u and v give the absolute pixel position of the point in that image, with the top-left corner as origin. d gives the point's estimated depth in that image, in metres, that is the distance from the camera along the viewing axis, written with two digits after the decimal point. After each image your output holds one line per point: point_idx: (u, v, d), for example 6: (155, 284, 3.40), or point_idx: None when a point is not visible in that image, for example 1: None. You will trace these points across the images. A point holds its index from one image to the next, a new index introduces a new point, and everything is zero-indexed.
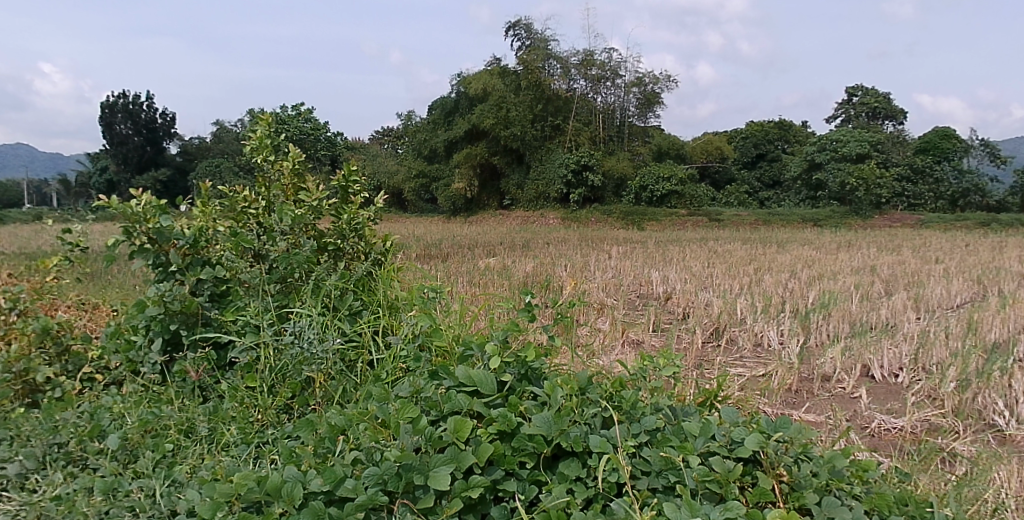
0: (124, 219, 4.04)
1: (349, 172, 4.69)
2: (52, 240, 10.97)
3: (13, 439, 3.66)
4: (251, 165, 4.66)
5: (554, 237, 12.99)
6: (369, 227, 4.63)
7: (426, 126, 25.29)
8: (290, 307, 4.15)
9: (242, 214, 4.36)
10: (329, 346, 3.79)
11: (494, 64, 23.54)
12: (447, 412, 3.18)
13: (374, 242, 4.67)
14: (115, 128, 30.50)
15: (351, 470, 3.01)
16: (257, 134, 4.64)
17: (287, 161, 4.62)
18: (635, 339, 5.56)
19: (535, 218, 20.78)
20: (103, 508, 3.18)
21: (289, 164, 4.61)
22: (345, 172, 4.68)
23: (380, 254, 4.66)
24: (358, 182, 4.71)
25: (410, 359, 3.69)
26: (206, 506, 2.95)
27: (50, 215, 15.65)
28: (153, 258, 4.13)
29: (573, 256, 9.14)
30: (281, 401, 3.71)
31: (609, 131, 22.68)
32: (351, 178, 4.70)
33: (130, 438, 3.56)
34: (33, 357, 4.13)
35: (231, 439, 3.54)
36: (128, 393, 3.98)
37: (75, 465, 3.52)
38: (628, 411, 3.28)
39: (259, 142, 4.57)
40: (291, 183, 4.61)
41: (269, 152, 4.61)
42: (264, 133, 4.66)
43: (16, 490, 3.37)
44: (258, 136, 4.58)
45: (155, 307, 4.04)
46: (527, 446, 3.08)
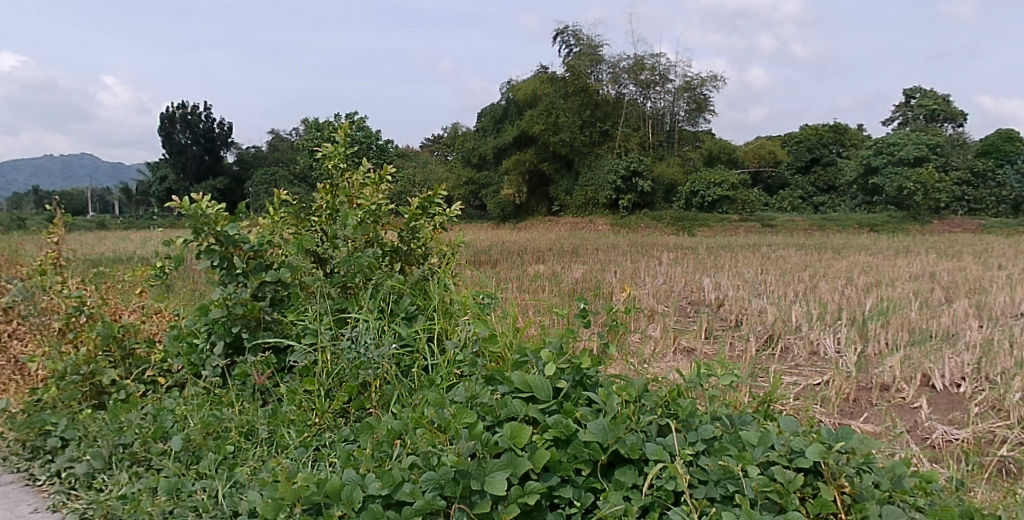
0: (193, 221, 4.13)
1: (432, 192, 4.71)
2: (120, 245, 11.38)
3: (82, 439, 3.84)
4: (324, 174, 4.78)
5: (604, 242, 12.97)
6: (432, 232, 4.66)
7: (475, 133, 25.48)
8: (348, 312, 4.19)
9: (302, 223, 4.53)
10: (385, 352, 3.81)
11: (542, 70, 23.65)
12: (503, 417, 3.19)
13: (435, 247, 4.70)
14: (174, 138, 31.45)
15: (409, 474, 3.02)
16: (332, 147, 4.74)
17: (354, 176, 4.69)
18: (688, 346, 5.51)
19: (584, 225, 20.76)
20: (167, 508, 3.26)
21: (357, 176, 4.68)
22: (435, 190, 4.69)
23: (444, 259, 4.64)
24: (440, 198, 4.70)
25: (466, 364, 3.70)
26: (268, 507, 2.99)
27: (119, 231, 16.25)
28: (220, 259, 4.20)
29: (622, 262, 9.10)
30: (338, 406, 3.75)
31: (659, 135, 22.60)
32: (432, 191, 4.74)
33: (192, 440, 3.64)
34: (100, 360, 4.28)
35: (290, 441, 3.60)
36: (190, 396, 4.10)
37: (140, 464, 3.61)
38: (686, 419, 3.22)
39: (334, 151, 4.71)
40: (370, 183, 4.65)
41: (344, 163, 4.72)
42: (342, 147, 4.75)
43: (85, 489, 3.53)
44: (333, 148, 4.70)
45: (218, 310, 4.17)
46: (583, 453, 3.06)
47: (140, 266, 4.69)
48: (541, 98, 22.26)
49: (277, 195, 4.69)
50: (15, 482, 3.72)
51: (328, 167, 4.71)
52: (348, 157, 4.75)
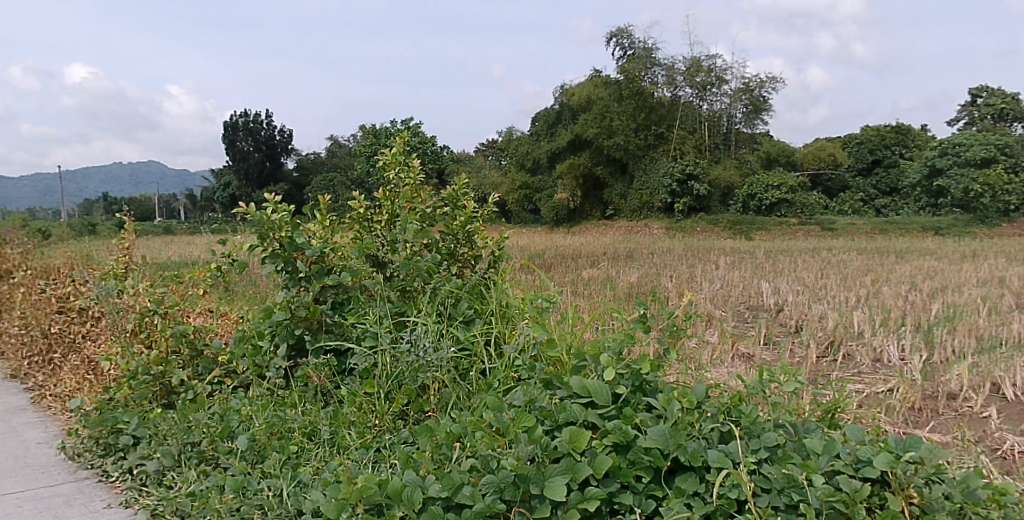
0: (259, 227, 4.26)
1: (460, 187, 4.74)
2: (186, 250, 11.74)
3: (152, 437, 3.97)
4: (378, 177, 4.84)
5: (660, 246, 12.86)
6: (480, 231, 4.70)
7: (528, 138, 25.61)
8: (407, 315, 4.26)
9: (362, 229, 4.54)
10: (444, 355, 3.83)
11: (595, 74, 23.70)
12: (562, 422, 3.19)
13: (482, 247, 4.71)
14: (237, 145, 32.47)
15: (468, 477, 3.03)
16: (389, 153, 4.82)
17: (405, 180, 4.72)
18: (746, 352, 5.42)
19: (639, 229, 20.64)
20: (234, 505, 3.34)
21: (409, 179, 4.71)
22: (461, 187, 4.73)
23: (492, 257, 4.70)
24: (467, 195, 4.73)
25: (524, 368, 3.69)
26: (331, 506, 3.04)
27: (187, 238, 16.82)
28: (284, 264, 4.33)
29: (679, 267, 9.00)
30: (397, 408, 3.80)
31: (715, 138, 22.27)
32: (460, 191, 4.74)
33: (258, 440, 3.73)
34: (170, 362, 4.42)
35: (351, 443, 3.66)
36: (255, 396, 4.21)
37: (207, 463, 3.72)
38: (748, 427, 3.17)
39: (391, 154, 4.77)
40: (411, 188, 4.70)
41: (401, 168, 4.75)
42: (397, 150, 4.81)
43: (156, 485, 3.65)
44: (391, 152, 4.78)
45: (281, 312, 4.28)
46: (643, 459, 3.04)
47: (202, 266, 4.83)
48: (595, 102, 22.37)
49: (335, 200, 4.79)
50: (91, 478, 3.88)
51: (384, 172, 4.76)
52: (405, 163, 4.78)
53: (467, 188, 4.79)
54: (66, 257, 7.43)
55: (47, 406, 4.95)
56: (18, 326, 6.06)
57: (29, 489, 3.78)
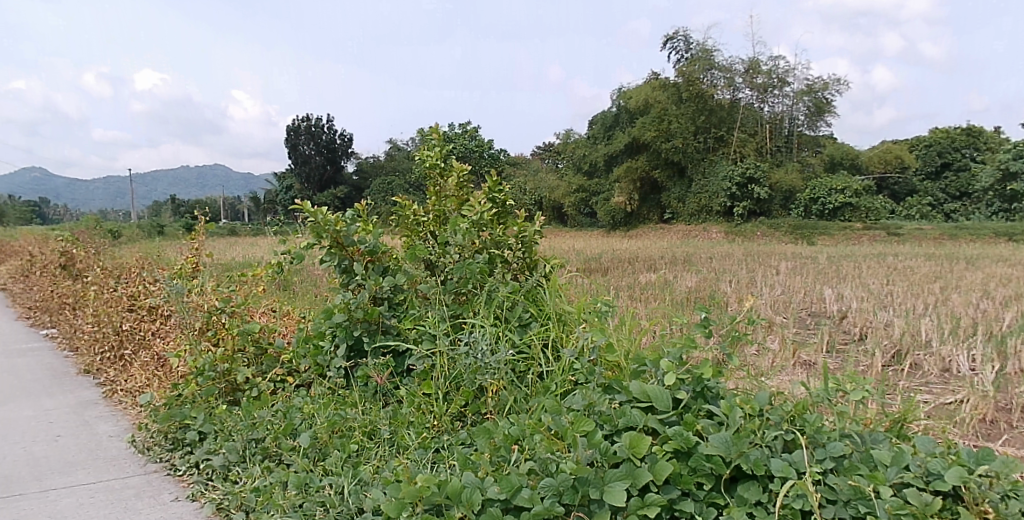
0: (315, 225, 4.39)
1: (494, 184, 4.69)
2: (253, 250, 12.10)
3: (218, 433, 4.09)
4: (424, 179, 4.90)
5: (719, 250, 12.70)
6: (533, 241, 4.59)
7: (585, 141, 25.65)
8: (463, 318, 4.28)
9: (412, 232, 4.64)
10: (502, 358, 3.82)
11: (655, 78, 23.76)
12: (621, 427, 3.16)
13: (535, 260, 4.62)
14: (299, 149, 33.41)
15: (527, 479, 3.02)
16: (429, 152, 4.88)
17: (450, 180, 4.78)
18: (808, 360, 5.28)
19: (697, 232, 20.37)
20: (297, 501, 3.40)
21: (453, 177, 4.77)
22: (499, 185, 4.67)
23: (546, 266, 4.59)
24: (503, 191, 4.69)
25: (582, 371, 3.65)
26: (391, 505, 3.06)
27: (252, 240, 17.35)
28: (341, 262, 4.45)
29: (739, 272, 8.86)
30: (455, 409, 3.82)
31: (777, 141, 22.01)
32: (497, 188, 4.69)
33: (319, 438, 3.80)
34: (235, 360, 4.53)
35: (410, 443, 3.69)
36: (317, 395, 4.29)
37: (271, 459, 3.81)
38: (813, 435, 3.10)
39: (433, 153, 4.85)
40: (458, 194, 4.76)
41: (441, 171, 4.81)
42: (439, 148, 4.90)
43: (222, 480, 3.75)
44: (432, 150, 4.85)
45: (340, 314, 4.35)
46: (704, 466, 3.00)
47: (263, 266, 4.94)
48: (653, 104, 22.39)
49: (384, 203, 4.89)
50: (158, 472, 4.00)
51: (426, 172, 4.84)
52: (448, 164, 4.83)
53: (503, 185, 4.72)
54: (137, 257, 7.70)
55: (118, 401, 5.13)
56: (91, 323, 6.29)
57: (102, 480, 3.92)
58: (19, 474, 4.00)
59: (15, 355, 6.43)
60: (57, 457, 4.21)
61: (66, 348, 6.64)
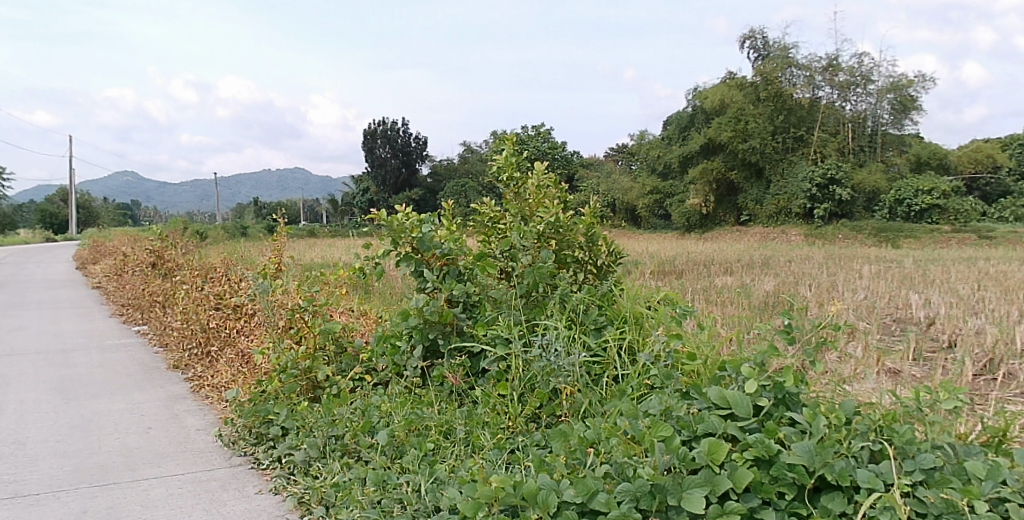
0: (392, 231, 4.49)
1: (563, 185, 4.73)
2: (334, 251, 12.46)
3: (300, 429, 4.21)
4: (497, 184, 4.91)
5: (798, 254, 12.40)
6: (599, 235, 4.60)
7: (659, 143, 26.00)
8: (537, 320, 4.27)
9: (489, 232, 4.67)
10: (576, 360, 3.78)
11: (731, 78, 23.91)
12: (700, 432, 3.10)
13: (601, 252, 4.64)
14: (376, 152, 34.08)
15: (603, 483, 2.99)
16: (503, 158, 4.87)
17: (533, 181, 4.72)
18: (893, 368, 5.08)
19: (776, 235, 19.88)
20: (376, 498, 3.46)
21: (533, 183, 4.70)
22: (565, 186, 4.71)
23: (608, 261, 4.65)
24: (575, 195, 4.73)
25: (659, 375, 3.61)
26: (468, 504, 3.07)
27: (333, 240, 17.86)
28: (417, 267, 4.52)
29: (819, 275, 8.62)
30: (530, 411, 3.82)
31: (860, 141, 21.36)
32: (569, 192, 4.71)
33: (397, 435, 3.87)
34: (316, 358, 4.65)
35: (485, 443, 3.70)
36: (394, 394, 4.37)
37: (350, 455, 3.90)
38: (901, 447, 2.98)
39: (507, 163, 4.84)
40: (537, 196, 4.69)
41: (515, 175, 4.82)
42: (511, 155, 4.89)
43: (303, 474, 3.86)
44: (506, 159, 4.83)
45: (415, 317, 4.43)
46: (786, 475, 2.92)
47: (343, 267, 5.05)
48: (728, 104, 22.37)
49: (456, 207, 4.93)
50: (243, 465, 4.15)
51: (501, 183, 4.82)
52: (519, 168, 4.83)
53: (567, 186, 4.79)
54: (222, 257, 8.00)
55: (206, 395, 5.34)
56: (180, 320, 6.57)
57: (189, 472, 4.09)
58: (114, 463, 4.21)
59: (109, 351, 6.76)
60: (149, 448, 4.42)
61: (157, 344, 6.94)
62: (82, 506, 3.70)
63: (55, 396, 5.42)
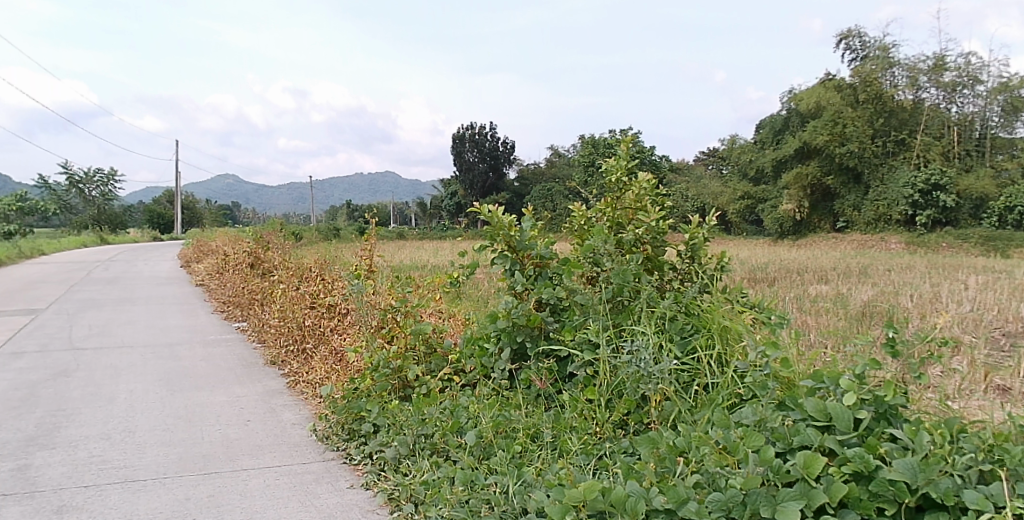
0: (490, 229, 4.55)
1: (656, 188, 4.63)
2: (424, 253, 12.74)
3: (391, 426, 4.32)
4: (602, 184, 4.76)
5: (899, 263, 11.92)
6: (704, 247, 4.47)
7: (752, 147, 25.83)
8: (624, 325, 4.24)
9: (581, 234, 4.68)
10: (667, 367, 3.71)
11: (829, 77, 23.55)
12: (796, 445, 3.02)
13: (704, 263, 4.51)
14: (464, 156, 34.68)
15: (693, 492, 2.95)
16: (613, 161, 4.72)
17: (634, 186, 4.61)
18: (1003, 385, 4.78)
19: (874, 242, 19.12)
20: (464, 497, 3.51)
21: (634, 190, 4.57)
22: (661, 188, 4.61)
23: (714, 273, 4.47)
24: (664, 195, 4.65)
25: (752, 386, 3.52)
26: (556, 508, 3.06)
27: (423, 243, 18.27)
28: (511, 265, 4.58)
29: (921, 285, 8.26)
30: (618, 417, 3.78)
31: (967, 144, 20.49)
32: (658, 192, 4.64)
33: (484, 437, 3.91)
34: (407, 358, 4.76)
35: (572, 448, 3.70)
36: (481, 395, 4.44)
37: (438, 454, 3.97)
38: (1014, 468, 2.81)
39: (617, 165, 4.68)
40: (636, 202, 4.57)
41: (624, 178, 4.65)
42: (624, 161, 4.71)
43: (394, 471, 3.97)
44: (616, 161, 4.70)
45: (504, 320, 4.49)
46: (886, 492, 2.80)
47: (437, 272, 5.23)
48: (825, 107, 21.93)
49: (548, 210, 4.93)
50: (336, 460, 4.30)
51: (610, 183, 4.69)
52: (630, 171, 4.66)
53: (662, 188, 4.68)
54: (317, 258, 8.29)
55: (301, 391, 5.54)
56: (277, 318, 6.85)
57: (285, 464, 4.26)
58: (215, 453, 4.43)
59: (211, 344, 7.12)
60: (248, 440, 4.62)
61: (255, 340, 7.25)
62: (186, 493, 3.90)
63: (162, 387, 5.74)
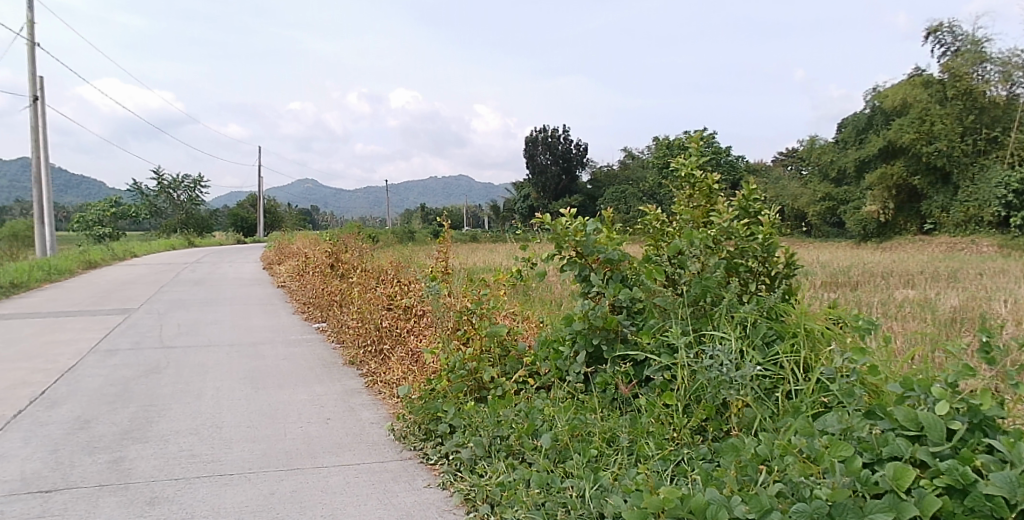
0: (557, 235, 4.54)
1: (749, 191, 4.47)
2: (500, 254, 12.84)
3: (467, 427, 4.38)
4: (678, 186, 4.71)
5: (993, 267, 11.37)
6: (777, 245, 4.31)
7: (833, 147, 25.16)
8: (704, 330, 4.18)
9: (657, 237, 4.58)
10: (748, 373, 3.63)
11: (916, 73, 22.73)
12: (885, 455, 2.92)
13: (772, 264, 4.38)
14: (537, 159, 34.86)
15: (777, 502, 2.88)
16: (685, 159, 4.67)
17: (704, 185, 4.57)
18: None
19: (964, 245, 18.26)
20: (540, 500, 3.53)
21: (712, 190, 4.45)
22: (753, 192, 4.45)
23: (784, 271, 4.41)
24: (759, 200, 4.45)
25: (840, 393, 3.41)
26: (633, 513, 3.04)
27: (497, 246, 18.39)
28: (581, 270, 4.57)
29: (1018, 290, 7.84)
30: (696, 423, 3.72)
31: None
32: (752, 197, 4.46)
33: (560, 440, 3.92)
34: (481, 360, 4.82)
35: (649, 453, 3.67)
36: (556, 398, 4.47)
37: (514, 456, 4.00)
38: None
39: (688, 162, 4.63)
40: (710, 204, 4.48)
41: (694, 180, 4.61)
42: (696, 159, 4.65)
43: (470, 471, 4.03)
44: (688, 160, 4.61)
45: (580, 322, 4.49)
46: (983, 507, 2.69)
47: (499, 271, 5.29)
48: (912, 104, 21.35)
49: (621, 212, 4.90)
50: (413, 459, 4.38)
51: (680, 182, 4.68)
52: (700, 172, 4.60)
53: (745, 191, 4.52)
54: (392, 260, 8.47)
55: (378, 391, 5.67)
56: (355, 319, 7.01)
57: (365, 462, 4.36)
58: (298, 450, 4.57)
59: (292, 344, 7.35)
60: (329, 438, 4.75)
61: (334, 341, 7.45)
62: (270, 488, 4.03)
63: (247, 385, 5.95)
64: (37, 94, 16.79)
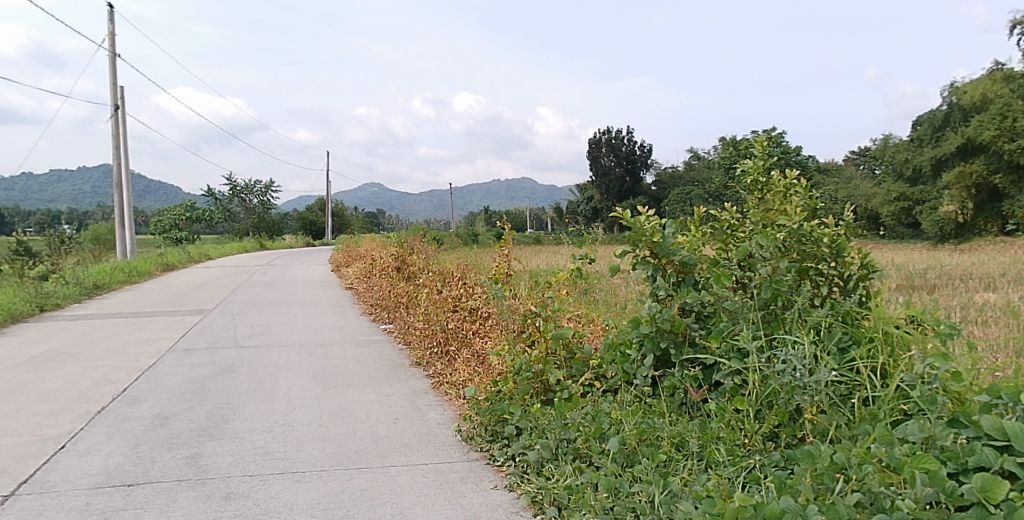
0: (633, 234, 4.52)
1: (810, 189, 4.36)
2: (566, 255, 12.89)
3: (534, 429, 4.41)
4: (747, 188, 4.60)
5: None
6: (848, 248, 4.19)
7: (908, 145, 24.38)
8: (774, 335, 4.09)
9: (727, 236, 4.49)
10: (823, 378, 3.55)
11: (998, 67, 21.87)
12: (972, 466, 2.81)
13: (845, 265, 4.25)
14: (601, 161, 34.75)
15: (855, 511, 2.80)
16: (749, 163, 4.57)
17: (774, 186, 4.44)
18: None
19: None
20: (607, 504, 3.52)
21: (776, 191, 4.40)
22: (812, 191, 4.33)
23: (858, 274, 4.24)
24: (816, 197, 4.34)
25: (921, 400, 3.31)
26: None
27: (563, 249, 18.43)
28: (654, 270, 4.56)
29: None
30: (768, 429, 3.66)
31: None
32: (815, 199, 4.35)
33: (628, 444, 3.92)
34: (548, 362, 4.84)
35: (720, 459, 3.63)
36: (623, 402, 4.47)
37: (581, 459, 4.00)
38: None
39: (753, 166, 4.52)
40: (778, 207, 4.38)
41: (760, 183, 4.49)
42: (760, 162, 4.53)
43: (537, 473, 4.05)
44: (752, 163, 4.51)
45: (647, 325, 4.49)
46: None
47: (561, 272, 5.31)
48: (993, 99, 20.71)
49: (699, 213, 4.83)
50: (480, 460, 4.43)
51: (751, 185, 4.54)
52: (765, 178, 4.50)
53: (817, 192, 4.38)
54: (458, 262, 8.56)
55: (444, 392, 5.76)
56: (421, 321, 7.13)
57: (432, 462, 4.43)
58: (367, 449, 4.67)
59: (360, 345, 7.51)
60: (396, 438, 4.84)
61: (401, 341, 7.59)
62: (340, 486, 4.13)
63: (317, 384, 6.11)
64: (118, 103, 17.55)
